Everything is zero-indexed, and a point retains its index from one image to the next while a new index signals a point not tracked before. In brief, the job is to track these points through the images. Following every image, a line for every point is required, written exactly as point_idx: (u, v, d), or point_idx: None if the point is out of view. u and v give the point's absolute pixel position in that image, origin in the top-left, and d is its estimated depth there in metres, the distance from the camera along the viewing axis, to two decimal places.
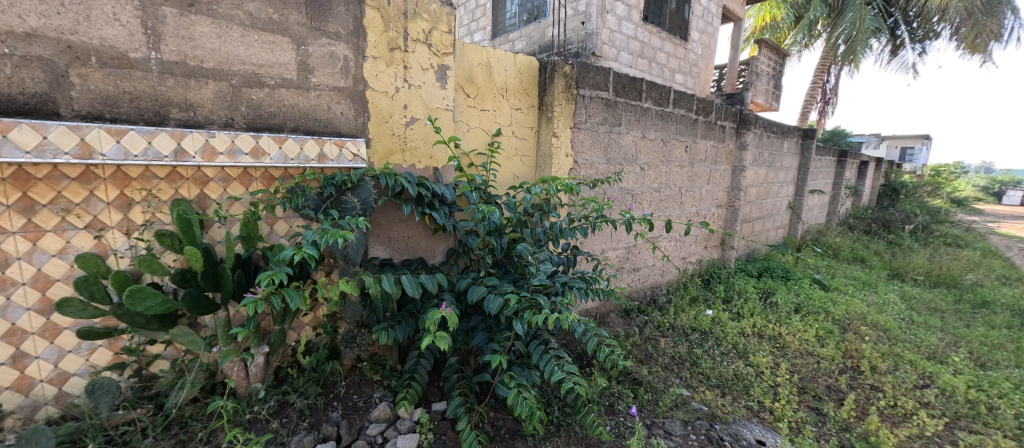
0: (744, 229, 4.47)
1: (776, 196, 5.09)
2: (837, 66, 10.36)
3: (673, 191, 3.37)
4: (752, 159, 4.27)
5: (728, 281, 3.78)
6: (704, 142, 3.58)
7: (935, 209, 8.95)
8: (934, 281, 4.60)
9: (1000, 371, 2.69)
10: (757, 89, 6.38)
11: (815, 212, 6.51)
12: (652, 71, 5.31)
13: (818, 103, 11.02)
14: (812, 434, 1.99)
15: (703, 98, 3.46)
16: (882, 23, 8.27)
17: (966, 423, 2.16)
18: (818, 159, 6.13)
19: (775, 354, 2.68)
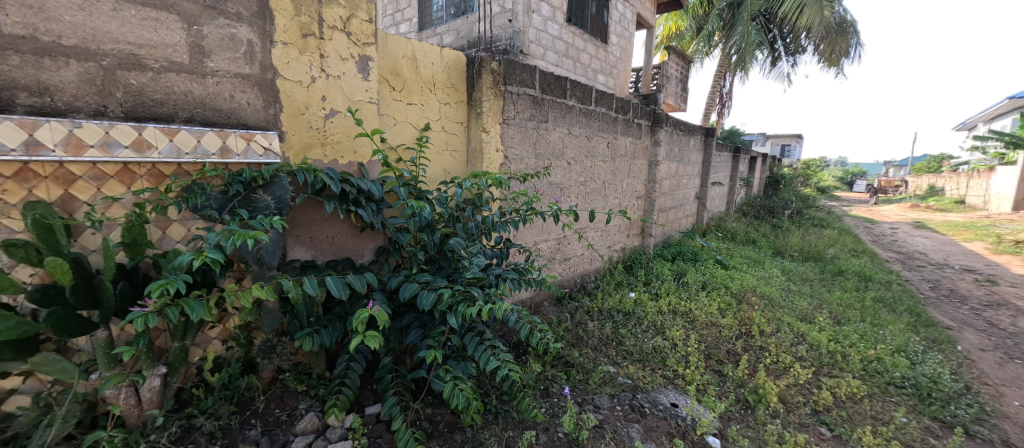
0: (659, 219, 4.87)
1: (685, 188, 5.61)
2: (731, 73, 11.64)
3: (597, 184, 3.56)
4: (665, 155, 4.66)
5: (648, 266, 4.10)
6: (623, 138, 3.83)
7: (806, 196, 10.51)
8: (806, 256, 5.41)
9: (851, 326, 3.26)
10: (667, 91, 6.95)
11: (717, 201, 7.30)
12: (577, 71, 5.54)
13: (718, 105, 12.30)
14: (715, 394, 2.25)
15: (621, 97, 3.69)
16: (764, 37, 9.44)
17: (828, 370, 2.59)
18: (718, 154, 6.86)
19: (686, 327, 2.96)
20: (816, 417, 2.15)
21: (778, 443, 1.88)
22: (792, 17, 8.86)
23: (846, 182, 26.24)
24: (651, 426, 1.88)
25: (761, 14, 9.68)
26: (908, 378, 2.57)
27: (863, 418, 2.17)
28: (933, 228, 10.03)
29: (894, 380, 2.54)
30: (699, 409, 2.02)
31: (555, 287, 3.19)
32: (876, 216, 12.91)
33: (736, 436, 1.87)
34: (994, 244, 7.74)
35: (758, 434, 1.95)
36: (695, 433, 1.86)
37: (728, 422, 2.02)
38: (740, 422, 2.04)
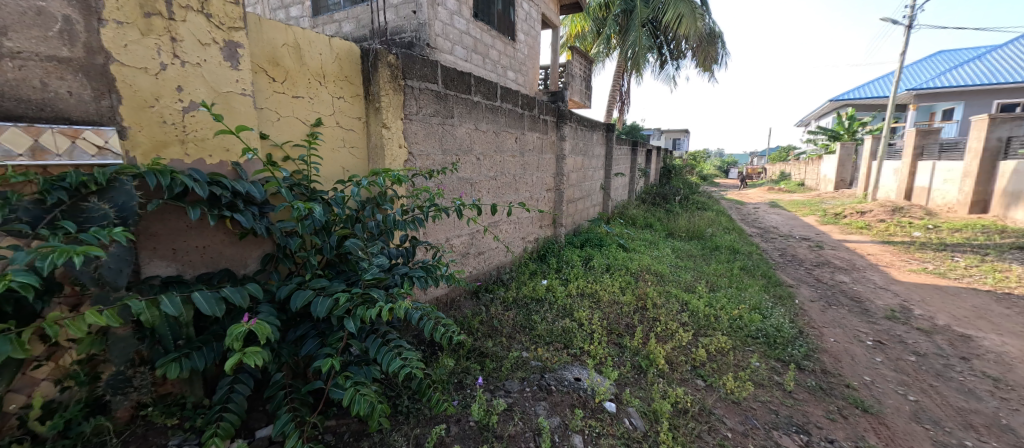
0: (568, 209, 5.15)
1: (591, 180, 6.00)
2: (627, 74, 12.68)
3: (508, 179, 3.64)
4: (571, 148, 4.92)
5: (559, 254, 4.32)
6: (530, 134, 3.95)
7: (690, 183, 11.93)
8: (691, 235, 6.16)
9: (722, 291, 3.82)
10: (572, 89, 7.33)
11: (619, 190, 7.93)
12: (486, 66, 5.58)
13: (617, 102, 13.33)
14: (614, 364, 2.47)
15: (526, 94, 3.79)
16: (652, 42, 10.42)
17: (705, 330, 3.01)
18: (619, 148, 7.44)
19: (592, 307, 3.20)
20: (693, 372, 2.49)
21: (664, 400, 2.14)
22: (674, 26, 9.89)
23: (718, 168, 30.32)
24: (556, 402, 2.00)
25: (649, 21, 10.67)
26: (761, 330, 3.09)
27: (728, 367, 2.56)
28: (781, 207, 12.13)
29: (751, 333, 3.04)
30: (599, 379, 2.20)
31: (471, 282, 3.21)
32: (743, 198, 15.16)
33: (629, 398, 2.09)
34: (822, 217, 9.62)
35: (648, 394, 2.19)
36: (594, 401, 2.03)
37: (623, 387, 2.24)
38: (633, 386, 2.28)
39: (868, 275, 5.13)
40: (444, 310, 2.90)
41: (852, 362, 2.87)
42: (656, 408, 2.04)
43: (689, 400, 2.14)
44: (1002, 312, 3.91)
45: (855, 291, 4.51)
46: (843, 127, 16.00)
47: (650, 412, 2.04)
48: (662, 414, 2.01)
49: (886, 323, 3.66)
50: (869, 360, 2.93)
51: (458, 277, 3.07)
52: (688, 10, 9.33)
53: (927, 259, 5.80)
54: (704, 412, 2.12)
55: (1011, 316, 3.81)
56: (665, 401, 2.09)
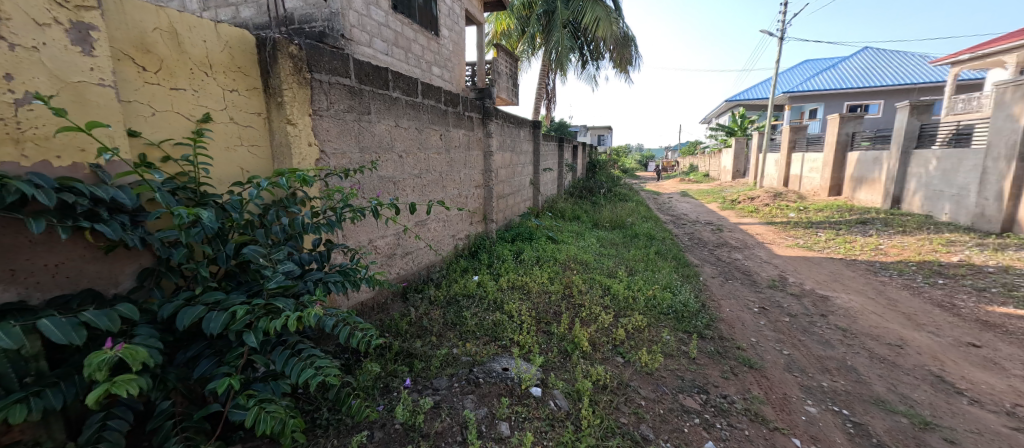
0: (499, 205, 5.18)
1: (520, 176, 6.09)
2: (553, 73, 13.03)
3: (434, 177, 3.56)
4: (499, 145, 4.94)
5: (491, 250, 4.34)
6: (456, 131, 3.89)
7: (612, 176, 12.65)
8: (614, 225, 6.54)
9: (641, 275, 4.11)
10: (498, 86, 7.34)
11: (549, 185, 8.15)
12: (409, 61, 5.38)
13: (544, 100, 13.68)
14: (541, 351, 2.56)
15: (449, 90, 3.72)
16: (574, 42, 10.82)
17: (625, 311, 3.23)
18: (546, 144, 7.62)
19: (522, 298, 3.26)
20: (614, 351, 2.67)
21: (585, 379, 2.27)
22: (593, 28, 10.35)
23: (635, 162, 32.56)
24: (483, 393, 2.02)
25: (570, 23, 11.04)
26: (671, 306, 3.41)
27: (643, 343, 2.78)
28: (691, 195, 13.36)
29: (663, 310, 3.33)
30: (525, 367, 2.26)
31: (399, 283, 3.11)
32: (658, 189, 16.45)
33: (553, 381, 2.18)
34: (722, 204, 10.79)
35: (571, 375, 2.31)
36: (521, 388, 2.08)
37: (548, 372, 2.33)
38: (559, 369, 2.38)
39: (758, 252, 5.87)
40: (370, 314, 2.78)
41: (743, 327, 3.29)
42: (578, 388, 2.16)
43: (608, 376, 2.29)
44: (851, 275, 4.72)
45: (748, 266, 5.13)
46: (736, 123, 18.04)
47: (573, 392, 2.14)
48: (584, 393, 2.13)
49: (769, 291, 4.23)
50: (756, 324, 3.38)
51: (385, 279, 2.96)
52: (604, 13, 9.78)
53: (800, 235, 6.80)
54: (621, 385, 2.29)
55: (857, 278, 4.61)
56: (586, 381, 2.22)
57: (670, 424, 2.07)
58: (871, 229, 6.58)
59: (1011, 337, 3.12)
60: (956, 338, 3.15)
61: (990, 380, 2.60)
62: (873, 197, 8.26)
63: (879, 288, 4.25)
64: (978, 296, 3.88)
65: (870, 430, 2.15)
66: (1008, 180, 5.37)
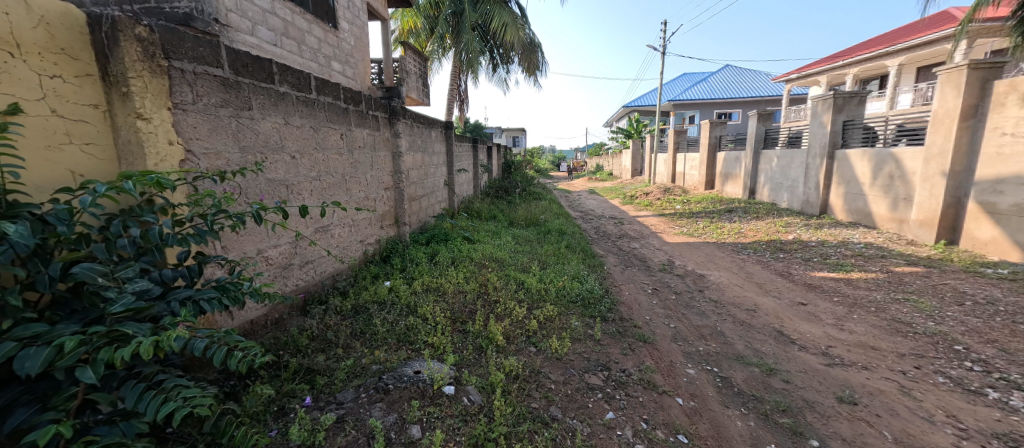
0: (412, 207, 4.98)
1: (434, 177, 5.92)
2: (464, 74, 12.88)
3: (335, 179, 3.28)
4: (408, 145, 4.74)
5: (404, 253, 4.16)
6: (359, 130, 3.64)
7: (526, 175, 12.95)
8: (528, 224, 6.71)
9: (553, 268, 4.29)
10: (407, 86, 7.02)
11: (465, 186, 8.04)
12: (303, 54, 4.89)
13: (456, 101, 13.49)
14: (455, 350, 2.53)
15: (350, 87, 3.46)
16: (483, 45, 10.79)
17: (538, 303, 3.35)
18: (460, 145, 7.50)
19: (437, 300, 3.18)
20: (527, 341, 2.75)
21: (498, 371, 2.31)
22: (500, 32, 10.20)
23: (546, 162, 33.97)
24: (392, 400, 1.94)
25: (478, 25, 10.99)
26: (579, 294, 3.63)
27: (554, 332, 2.91)
28: (597, 193, 14.28)
29: (572, 298, 3.53)
30: (437, 367, 2.22)
31: (298, 295, 2.83)
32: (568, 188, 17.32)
33: (467, 377, 2.17)
34: (623, 200, 11.73)
35: (485, 370, 2.33)
36: (433, 389, 2.04)
37: (462, 369, 2.32)
38: (473, 366, 2.38)
39: (651, 241, 6.52)
40: (263, 333, 2.49)
41: (639, 308, 3.63)
42: (491, 381, 2.18)
43: (520, 366, 2.35)
44: (721, 255, 5.49)
45: (642, 253, 5.67)
46: (633, 128, 19.97)
47: (487, 386, 2.16)
48: (497, 385, 2.16)
49: (660, 274, 4.73)
50: (649, 304, 3.75)
51: (280, 293, 2.67)
52: (511, 19, 9.89)
53: (685, 224, 7.70)
54: (533, 373, 2.37)
55: (726, 257, 5.39)
56: (499, 373, 2.25)
57: (576, 402, 2.19)
58: (736, 216, 7.72)
59: (827, 294, 3.92)
60: (791, 299, 3.86)
61: (813, 329, 3.24)
62: (736, 190, 9.68)
63: (740, 265, 5.01)
64: (806, 264, 4.81)
65: (733, 381, 2.53)
66: (823, 173, 6.70)
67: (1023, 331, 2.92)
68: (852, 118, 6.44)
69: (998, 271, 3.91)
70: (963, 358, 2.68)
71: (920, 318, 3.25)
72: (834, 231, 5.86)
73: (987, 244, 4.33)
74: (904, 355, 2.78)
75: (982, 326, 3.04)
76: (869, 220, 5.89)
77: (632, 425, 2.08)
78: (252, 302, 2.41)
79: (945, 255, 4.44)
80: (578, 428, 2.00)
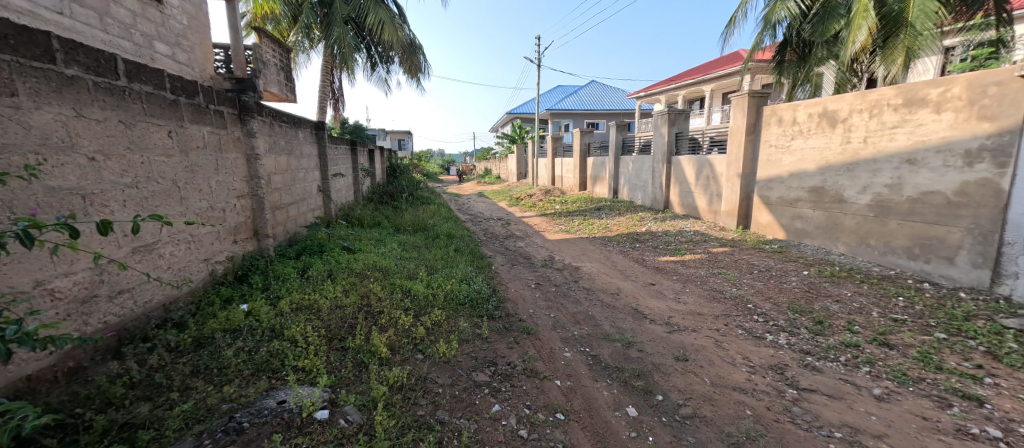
0: (276, 216, 4.49)
1: (304, 182, 5.41)
2: (337, 70, 11.96)
3: (162, 185, 2.77)
4: (267, 147, 4.25)
5: (267, 270, 3.72)
6: (195, 128, 3.13)
7: (413, 179, 12.61)
8: (415, 229, 6.62)
9: (440, 273, 4.31)
10: (267, 79, 6.17)
11: (344, 192, 7.49)
12: (108, 28, 4.12)
13: (329, 99, 12.48)
14: (331, 371, 2.42)
15: (179, 75, 2.96)
16: (357, 41, 10.10)
17: (424, 310, 3.36)
18: (336, 147, 6.94)
19: (310, 318, 2.97)
20: (414, 349, 2.76)
21: (382, 384, 2.29)
22: (377, 30, 9.73)
23: (433, 165, 33.58)
24: (247, 440, 1.79)
25: (350, 19, 10.26)
26: (467, 296, 3.74)
27: (442, 336, 2.97)
28: (486, 196, 14.64)
29: (460, 301, 3.62)
30: (307, 392, 2.11)
31: (107, 335, 2.30)
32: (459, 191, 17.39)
33: (343, 398, 2.12)
34: (509, 201, 12.27)
35: (366, 385, 2.28)
36: (301, 418, 1.94)
37: (338, 390, 2.24)
38: (353, 384, 2.31)
39: (534, 239, 6.98)
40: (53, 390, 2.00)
41: (524, 303, 3.90)
42: (372, 397, 2.15)
43: (405, 375, 2.37)
44: (594, 249, 6.16)
45: (527, 252, 6.05)
46: (516, 134, 20.95)
47: (368, 401, 2.13)
48: (379, 399, 2.15)
49: (542, 269, 5.13)
50: (533, 298, 4.06)
51: (77, 336, 2.13)
52: (388, 16, 9.48)
53: (563, 222, 8.43)
54: (419, 380, 2.41)
55: (597, 250, 6.08)
56: (382, 386, 2.23)
57: (463, 402, 2.30)
58: (603, 213, 8.73)
59: (669, 275, 4.73)
60: (644, 281, 4.58)
61: (659, 304, 3.90)
62: (603, 191, 10.92)
63: (608, 256, 5.71)
64: (654, 251, 5.72)
65: (601, 358, 2.92)
66: (664, 175, 8.01)
67: (786, 288, 3.96)
68: (681, 130, 7.85)
69: (772, 246, 5.19)
70: (753, 314, 3.52)
71: (728, 286, 4.16)
72: (676, 222, 7.05)
73: (766, 227, 5.69)
74: (718, 317, 3.53)
75: (765, 287, 4.04)
76: (696, 213, 7.23)
77: (515, 413, 2.26)
78: (26, 351, 1.89)
79: (742, 236, 5.73)
80: (464, 426, 2.11)
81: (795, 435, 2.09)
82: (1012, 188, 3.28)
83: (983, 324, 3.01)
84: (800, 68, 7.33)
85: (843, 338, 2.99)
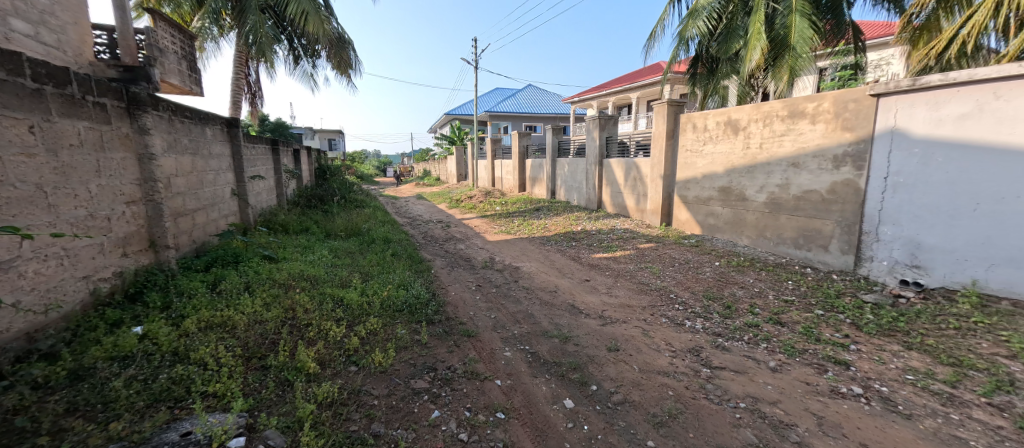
0: (178, 224, 4.06)
1: (214, 185, 4.95)
2: (253, 62, 11.07)
3: (22, 190, 2.41)
4: (164, 146, 3.85)
5: (169, 285, 3.31)
6: (69, 122, 2.77)
7: (348, 182, 12.06)
8: (348, 233, 6.39)
9: (374, 279, 4.20)
10: (164, 69, 5.56)
11: (264, 195, 6.95)
12: None
13: (244, 93, 11.51)
14: (249, 393, 2.29)
15: (43, 60, 2.59)
16: (276, 31, 9.39)
17: (358, 319, 3.28)
18: (252, 146, 6.42)
19: (223, 337, 2.75)
20: (347, 361, 2.70)
21: (311, 402, 2.22)
22: (298, 20, 9.13)
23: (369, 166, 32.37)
24: None
25: (267, 7, 9.53)
26: (405, 302, 3.69)
27: (378, 345, 2.93)
28: (425, 198, 14.40)
29: (398, 307, 3.57)
30: (218, 419, 1.97)
31: None
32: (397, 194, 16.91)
33: (263, 422, 2.02)
34: (449, 203, 12.18)
35: (291, 405, 2.19)
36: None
37: (257, 413, 2.13)
38: (275, 405, 2.21)
39: (474, 241, 7.02)
40: None
41: (464, 305, 3.93)
42: (298, 417, 2.08)
43: (336, 390, 2.32)
44: (532, 249, 6.33)
45: (467, 254, 6.07)
46: (456, 136, 20.74)
47: (293, 422, 2.06)
48: (305, 419, 2.08)
49: (483, 270, 5.19)
50: (473, 299, 4.10)
51: None
52: (311, 7, 8.95)
53: (503, 223, 8.56)
54: (352, 394, 2.37)
55: (535, 250, 6.26)
56: (309, 405, 2.17)
57: (401, 412, 2.29)
58: (542, 214, 9.01)
59: (602, 271, 5.02)
60: (579, 277, 4.82)
61: (593, 299, 4.13)
62: (542, 191, 11.24)
63: (546, 255, 5.92)
64: (589, 249, 6.03)
65: (540, 354, 3.04)
66: (597, 177, 8.45)
67: (702, 278, 4.39)
68: (611, 135, 8.37)
69: (690, 240, 5.70)
70: (675, 302, 3.86)
71: (653, 279, 4.52)
72: (608, 221, 7.47)
73: (685, 223, 6.23)
74: (645, 307, 3.82)
75: (685, 278, 4.44)
76: (626, 212, 7.70)
77: (456, 417, 2.29)
78: None
79: (665, 232, 6.22)
80: (401, 436, 2.11)
81: (709, 409, 2.35)
82: (867, 187, 3.94)
83: (850, 300, 3.58)
84: (709, 81, 8.11)
85: (746, 319, 3.39)
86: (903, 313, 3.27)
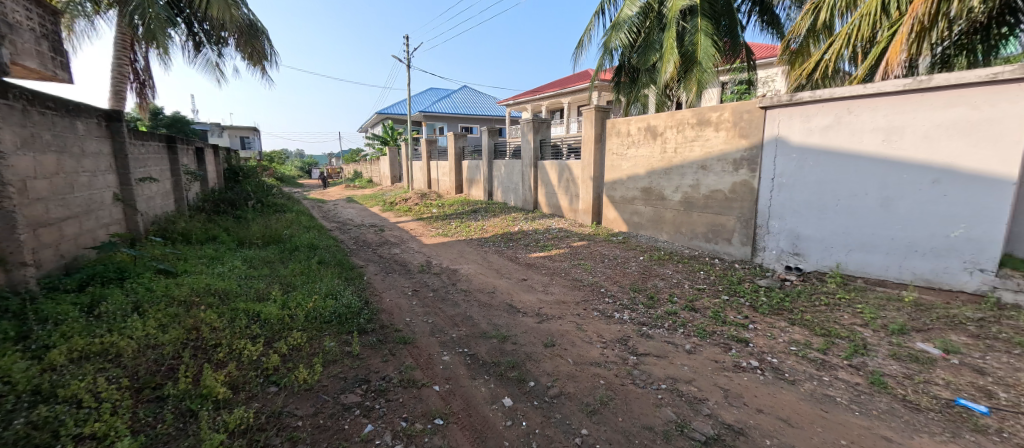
0: (38, 237, 3.46)
1: (90, 189, 4.29)
2: (139, 45, 9.75)
3: None
4: (14, 142, 3.30)
5: (26, 310, 2.78)
6: None
7: (267, 186, 11.02)
8: (266, 241, 5.98)
9: (295, 290, 3.96)
10: None
11: (157, 200, 6.12)
12: None
13: (129, 81, 10.11)
14: (139, 430, 2.06)
15: None
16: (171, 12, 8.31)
17: (277, 335, 3.10)
18: (139, 144, 5.66)
19: (102, 368, 2.42)
20: (266, 381, 2.56)
21: (223, 431, 2.08)
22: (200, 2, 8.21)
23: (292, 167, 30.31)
24: None
25: None
26: (334, 312, 3.54)
27: (302, 361, 2.80)
28: (356, 201, 13.78)
29: (325, 318, 3.42)
30: None
31: None
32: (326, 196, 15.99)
33: None
34: (382, 206, 11.78)
35: (196, 437, 2.02)
36: None
37: None
38: (178, 439, 2.03)
39: (410, 245, 6.88)
40: None
41: (400, 312, 3.86)
42: None
43: (250, 416, 2.19)
44: (470, 251, 6.34)
45: (402, 258, 5.93)
46: (388, 136, 20.08)
47: None
48: None
49: (419, 275, 5.12)
50: (409, 305, 4.04)
51: None
52: None
53: (440, 226, 8.48)
54: (271, 418, 2.26)
55: (473, 252, 6.28)
56: (218, 434, 2.02)
57: (329, 430, 2.22)
58: (479, 215, 9.06)
59: (538, 270, 5.19)
60: (517, 277, 4.94)
61: (530, 297, 4.27)
62: (479, 193, 11.29)
63: (484, 256, 5.97)
64: (526, 248, 6.20)
65: (478, 356, 3.09)
66: (531, 178, 8.69)
67: (629, 272, 4.71)
68: (544, 138, 8.64)
69: (618, 237, 6.08)
70: (605, 296, 4.13)
71: (586, 275, 4.77)
72: (544, 221, 7.71)
73: (613, 222, 6.64)
74: (579, 303, 4.03)
75: (614, 273, 4.74)
76: (560, 212, 8.02)
77: (391, 429, 2.26)
78: None
79: (596, 231, 6.57)
80: None
81: (636, 393, 2.56)
82: (759, 187, 4.51)
83: (749, 284, 4.09)
84: (631, 90, 8.69)
85: (666, 308, 3.72)
86: (788, 294, 3.80)
